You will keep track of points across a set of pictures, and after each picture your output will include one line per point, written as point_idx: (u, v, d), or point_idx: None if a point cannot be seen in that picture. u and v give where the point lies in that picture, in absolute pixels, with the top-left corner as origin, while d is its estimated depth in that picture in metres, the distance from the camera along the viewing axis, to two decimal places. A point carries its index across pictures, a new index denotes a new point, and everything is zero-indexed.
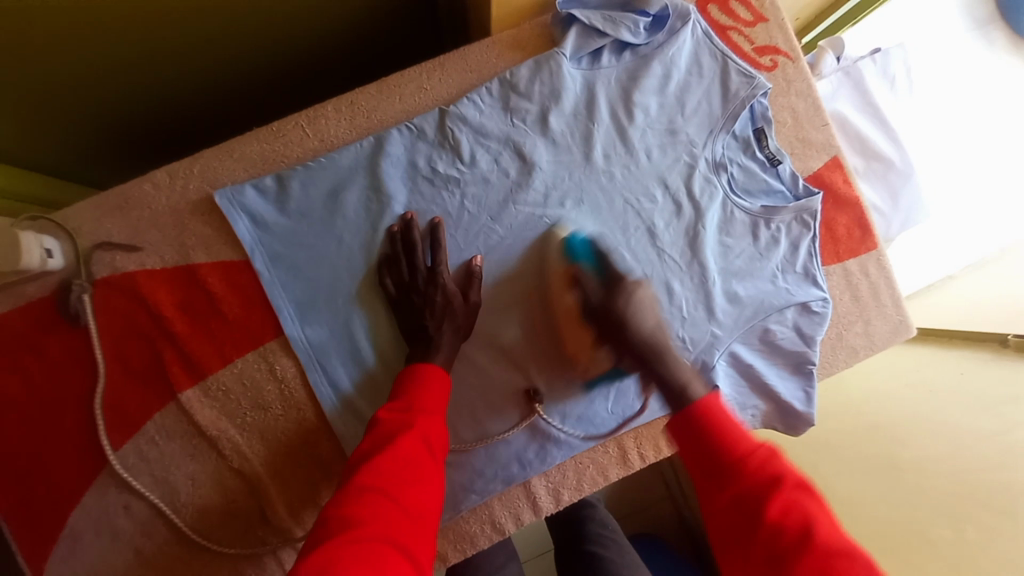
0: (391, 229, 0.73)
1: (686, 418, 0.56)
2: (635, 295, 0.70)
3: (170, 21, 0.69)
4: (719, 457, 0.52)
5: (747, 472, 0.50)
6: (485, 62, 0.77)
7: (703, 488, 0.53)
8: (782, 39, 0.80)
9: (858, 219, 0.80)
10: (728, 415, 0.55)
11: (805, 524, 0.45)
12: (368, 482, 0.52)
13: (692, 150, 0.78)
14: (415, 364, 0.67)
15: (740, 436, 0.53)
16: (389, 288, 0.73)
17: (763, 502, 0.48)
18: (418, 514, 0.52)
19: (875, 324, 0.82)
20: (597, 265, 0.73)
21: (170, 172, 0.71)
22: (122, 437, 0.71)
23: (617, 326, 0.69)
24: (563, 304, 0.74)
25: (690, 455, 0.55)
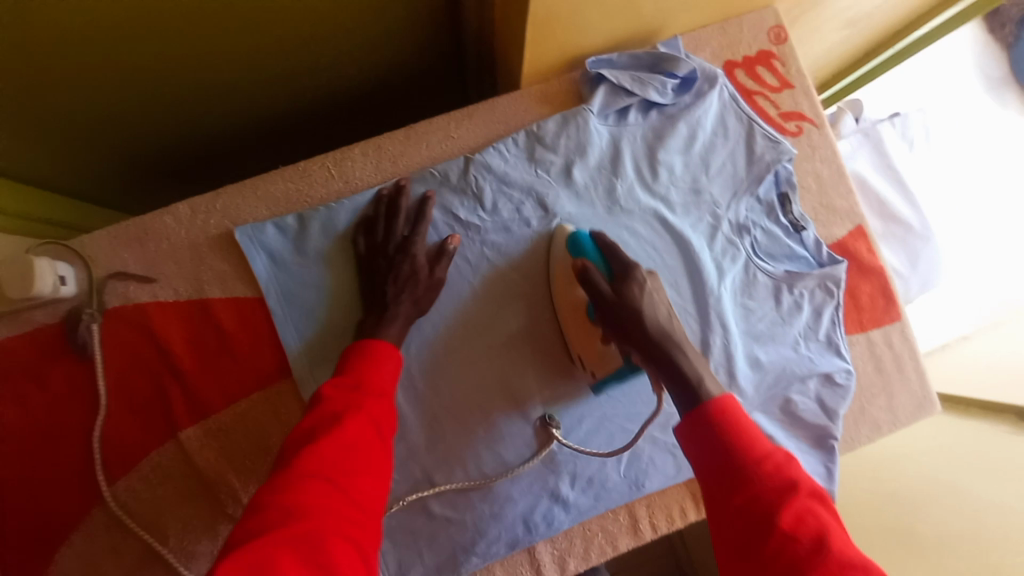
0: (381, 190, 0.72)
1: (702, 413, 0.55)
2: (646, 289, 0.66)
3: (207, 62, 0.70)
4: (735, 456, 0.52)
5: (765, 477, 0.50)
6: (513, 113, 0.77)
7: (709, 488, 0.53)
8: (808, 105, 0.80)
9: (883, 288, 0.79)
10: (745, 417, 0.55)
11: (819, 532, 0.47)
12: (315, 467, 0.54)
13: (716, 211, 0.77)
14: (367, 338, 0.67)
15: (758, 438, 0.53)
16: (360, 245, 0.71)
17: (775, 510, 0.48)
18: (360, 495, 0.55)
19: (899, 398, 0.79)
20: (608, 260, 0.68)
21: (192, 207, 0.71)
22: (121, 473, 0.70)
23: (627, 320, 0.64)
24: (570, 299, 0.72)
25: (701, 457, 0.54)
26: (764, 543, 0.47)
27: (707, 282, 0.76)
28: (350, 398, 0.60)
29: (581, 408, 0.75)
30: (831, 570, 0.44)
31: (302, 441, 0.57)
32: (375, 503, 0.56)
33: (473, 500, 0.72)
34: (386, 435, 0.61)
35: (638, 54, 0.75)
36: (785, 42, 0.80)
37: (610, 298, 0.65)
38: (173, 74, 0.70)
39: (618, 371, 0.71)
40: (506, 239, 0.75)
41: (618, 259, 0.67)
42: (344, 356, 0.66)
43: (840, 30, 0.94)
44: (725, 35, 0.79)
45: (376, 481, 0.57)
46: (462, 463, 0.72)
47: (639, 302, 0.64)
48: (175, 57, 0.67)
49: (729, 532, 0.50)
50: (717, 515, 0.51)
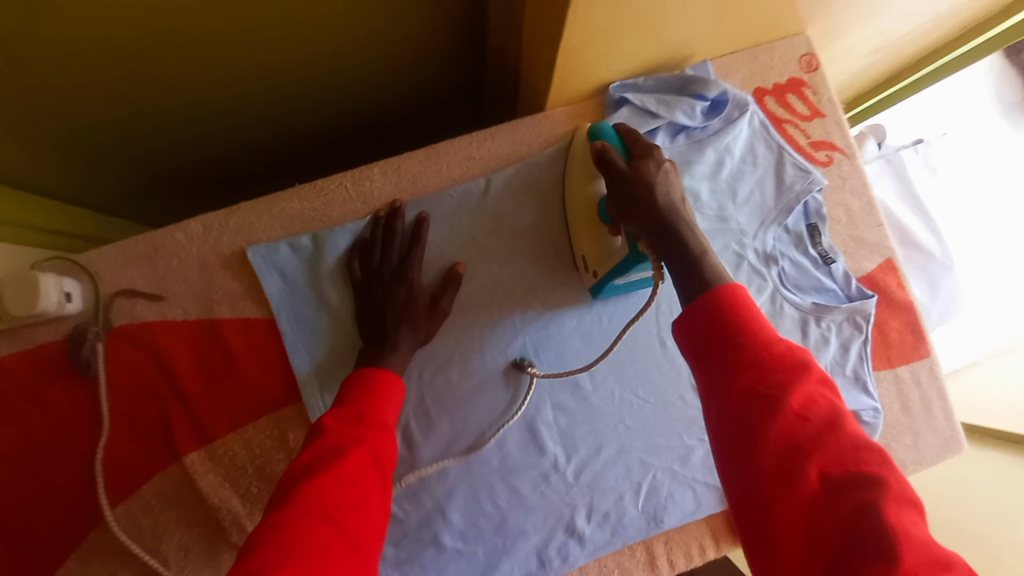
0: (376, 213, 0.70)
1: (705, 300, 0.47)
2: (664, 169, 0.59)
3: (230, 79, 0.69)
4: (742, 345, 0.43)
5: (773, 358, 0.42)
6: (537, 135, 0.75)
7: (707, 375, 0.44)
8: (839, 135, 0.79)
9: (911, 324, 0.77)
10: (752, 306, 0.46)
11: (829, 416, 0.41)
12: (314, 506, 0.50)
13: (742, 240, 0.75)
14: (368, 366, 0.63)
15: (764, 322, 0.45)
16: (355, 271, 0.69)
17: (785, 387, 0.41)
18: (360, 535, 0.51)
19: (925, 437, 0.77)
20: (629, 147, 0.61)
21: (204, 224, 0.69)
22: (121, 497, 0.67)
23: (641, 191, 0.56)
24: (586, 193, 0.69)
25: (703, 340, 0.45)
26: (769, 443, 0.40)
27: None
28: (353, 431, 0.57)
29: (598, 438, 0.73)
30: (842, 462, 0.38)
31: (298, 476, 0.53)
32: (375, 548, 0.52)
33: (486, 534, 0.70)
34: (389, 470, 0.57)
35: (666, 78, 0.73)
36: (817, 68, 0.78)
37: (628, 178, 0.57)
38: (190, 89, 0.68)
39: (620, 266, 0.65)
40: (528, 264, 0.74)
41: (638, 143, 0.61)
42: (344, 387, 0.62)
43: (867, 56, 0.93)
44: (754, 61, 0.78)
45: (378, 521, 0.54)
46: (476, 495, 0.71)
47: (652, 181, 0.57)
48: (198, 71, 0.66)
49: (726, 441, 0.42)
50: (715, 386, 0.44)
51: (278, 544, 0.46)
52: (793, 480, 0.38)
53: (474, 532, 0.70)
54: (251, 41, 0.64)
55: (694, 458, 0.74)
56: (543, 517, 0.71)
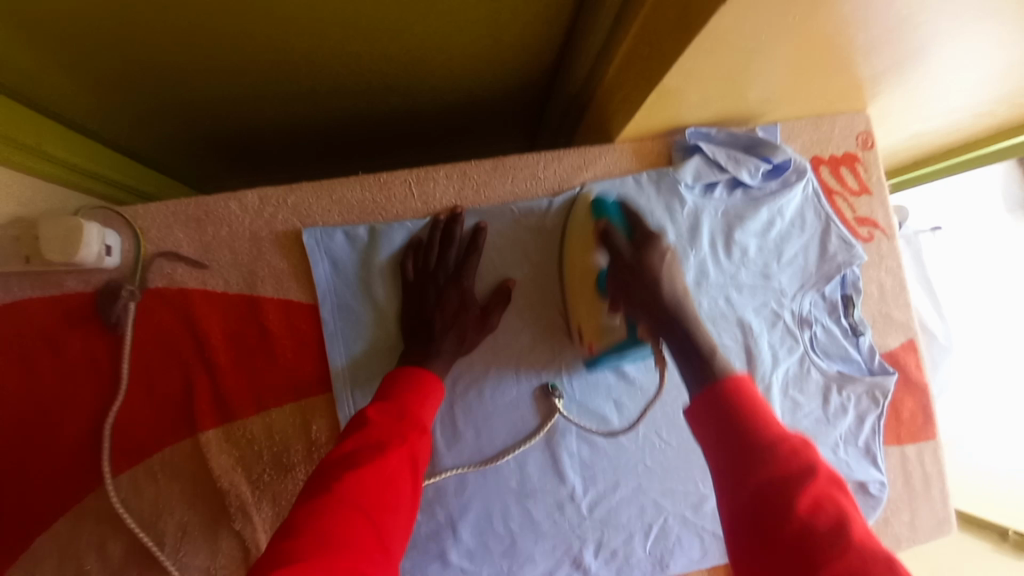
0: (437, 217, 0.70)
1: (717, 395, 0.48)
2: (669, 259, 0.60)
3: (310, 56, 0.66)
4: (750, 442, 0.44)
5: (777, 458, 0.43)
6: (603, 166, 0.76)
7: (718, 467, 0.46)
8: (882, 214, 0.82)
9: (923, 405, 0.80)
10: (762, 401, 0.48)
11: (839, 520, 0.40)
12: (350, 495, 0.49)
13: (780, 300, 0.77)
14: (412, 364, 0.63)
15: (773, 421, 0.46)
16: (407, 272, 0.68)
17: (791, 488, 0.42)
18: (388, 536, 0.50)
19: (921, 515, 0.80)
20: (630, 227, 0.63)
21: (261, 197, 0.67)
22: (127, 464, 0.64)
23: (645, 282, 0.58)
24: (584, 266, 0.67)
25: (711, 438, 0.47)
26: (776, 538, 0.40)
27: (758, 368, 0.76)
28: (394, 429, 0.56)
29: (616, 473, 0.73)
30: (854, 567, 0.37)
31: (337, 465, 0.52)
32: (398, 551, 0.51)
33: (493, 556, 0.70)
34: (423, 475, 0.56)
35: (737, 133, 0.75)
36: (872, 148, 0.82)
37: (632, 266, 0.59)
38: (274, 63, 0.67)
39: (617, 344, 0.66)
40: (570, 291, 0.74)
41: (639, 224, 0.62)
42: (387, 382, 0.61)
43: (905, 140, 0.97)
44: (816, 130, 0.81)
45: (404, 525, 0.52)
46: (489, 515, 0.70)
47: (657, 271, 0.58)
48: (287, 49, 0.65)
49: (737, 534, 0.43)
50: (726, 484, 0.45)
51: (314, 527, 0.46)
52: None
53: (481, 548, 0.70)
54: (351, 32, 0.63)
55: (706, 507, 0.75)
56: (553, 546, 0.71)
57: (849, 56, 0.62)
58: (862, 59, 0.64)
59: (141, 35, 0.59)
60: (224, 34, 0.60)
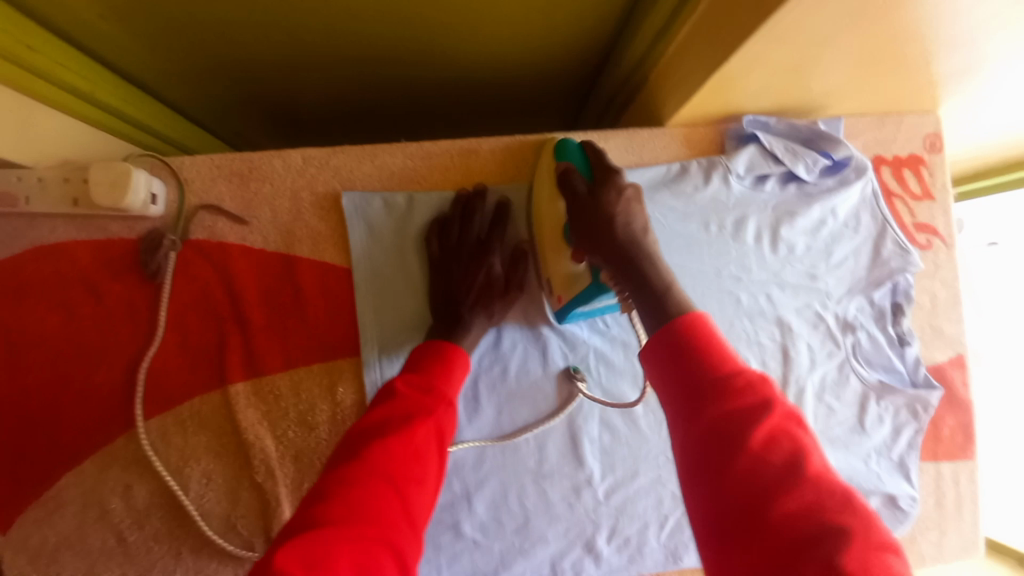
0: (460, 191, 0.68)
1: (673, 333, 0.46)
2: (625, 197, 0.58)
3: (363, 22, 0.65)
4: (704, 380, 0.43)
5: (734, 397, 0.42)
6: (651, 150, 0.73)
7: (675, 403, 0.44)
8: (943, 222, 0.78)
9: (964, 424, 0.77)
10: (717, 338, 0.45)
11: (792, 454, 0.40)
12: (379, 465, 0.49)
13: (825, 303, 0.74)
14: (441, 339, 0.62)
15: (730, 358, 0.44)
16: (435, 245, 0.67)
17: (748, 425, 0.41)
18: (414, 507, 0.50)
19: (949, 536, 0.77)
20: (590, 169, 0.61)
21: (304, 157, 0.66)
22: (159, 410, 0.66)
23: (598, 217, 0.57)
24: (551, 213, 0.63)
25: (667, 380, 0.45)
26: (733, 475, 0.39)
27: (793, 370, 0.73)
28: (421, 402, 0.56)
29: (636, 463, 0.72)
30: (807, 502, 0.37)
31: (366, 434, 0.52)
32: (425, 523, 0.51)
33: (506, 531, 0.71)
34: (448, 449, 0.56)
35: (799, 124, 0.71)
36: (939, 150, 0.77)
37: (587, 203, 0.58)
38: (323, 27, 0.66)
39: (584, 293, 0.62)
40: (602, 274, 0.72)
41: (602, 164, 0.61)
42: (416, 355, 0.61)
43: (971, 149, 0.91)
44: (882, 128, 0.76)
45: (430, 497, 0.52)
46: (505, 492, 0.71)
47: (612, 209, 0.57)
48: (338, 12, 0.63)
49: (696, 474, 0.41)
50: (681, 421, 0.44)
51: (344, 494, 0.47)
52: (758, 516, 0.37)
53: (495, 525, 0.71)
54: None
55: None
56: (567, 529, 0.71)
57: (932, 51, 0.57)
58: (942, 56, 0.59)
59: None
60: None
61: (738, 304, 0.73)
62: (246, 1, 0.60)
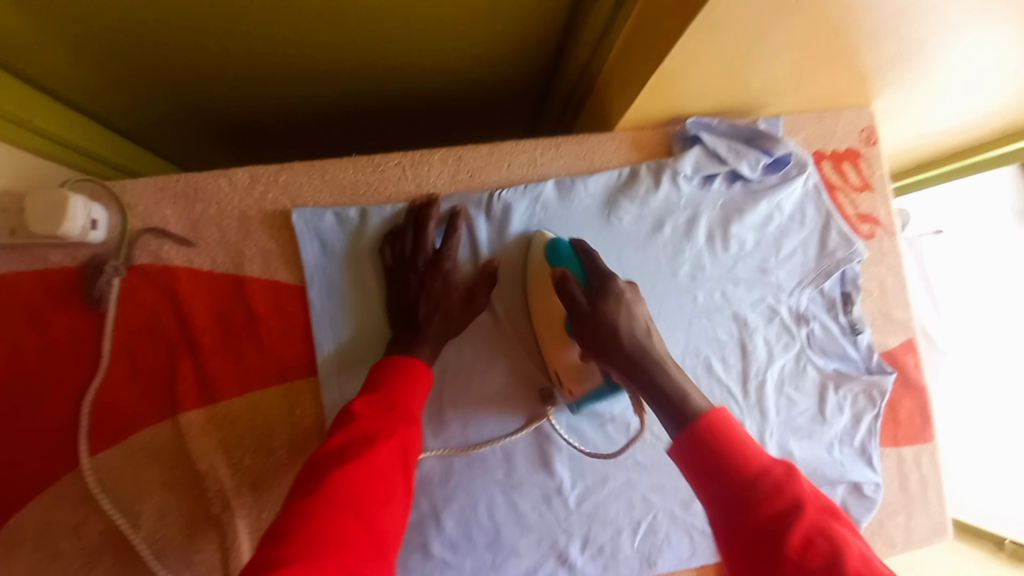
0: (412, 202, 0.68)
1: (693, 434, 0.49)
2: (624, 302, 0.60)
3: (308, 39, 0.66)
4: (734, 485, 0.45)
5: (764, 498, 0.44)
6: (600, 154, 0.75)
7: (716, 513, 0.46)
8: (884, 211, 0.81)
9: (921, 407, 0.79)
10: (741, 435, 0.49)
11: (830, 553, 0.40)
12: (342, 492, 0.46)
13: (778, 295, 0.76)
14: (400, 353, 0.60)
15: (756, 456, 0.47)
16: (388, 258, 0.66)
17: (783, 525, 0.42)
18: (383, 532, 0.46)
19: (918, 519, 0.78)
20: (586, 272, 0.62)
21: (251, 175, 0.66)
22: (105, 444, 0.63)
23: (602, 333, 0.58)
24: (551, 310, 0.66)
25: (700, 482, 0.48)
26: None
27: (752, 364, 0.74)
28: (382, 420, 0.52)
29: (605, 468, 0.72)
30: None
31: (326, 459, 0.48)
32: (394, 547, 0.47)
33: (477, 547, 0.69)
34: (414, 465, 0.53)
35: (739, 124, 0.74)
36: (875, 143, 0.81)
37: (587, 317, 0.59)
38: (273, 46, 0.66)
39: (596, 390, 0.63)
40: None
41: (596, 270, 0.61)
42: (374, 372, 0.58)
43: (911, 142, 0.96)
44: (821, 124, 0.80)
45: (397, 519, 0.49)
46: (475, 505, 0.69)
47: (615, 319, 0.58)
48: (287, 29, 0.63)
49: None
50: (724, 529, 0.45)
51: (305, 523, 0.42)
52: None
53: (466, 540, 0.69)
54: (352, 14, 0.62)
55: (696, 504, 0.74)
56: (541, 541, 0.70)
57: (854, 45, 0.61)
58: (866, 50, 0.62)
59: (136, 10, 0.58)
60: (212, 12, 0.59)
61: (696, 302, 0.74)
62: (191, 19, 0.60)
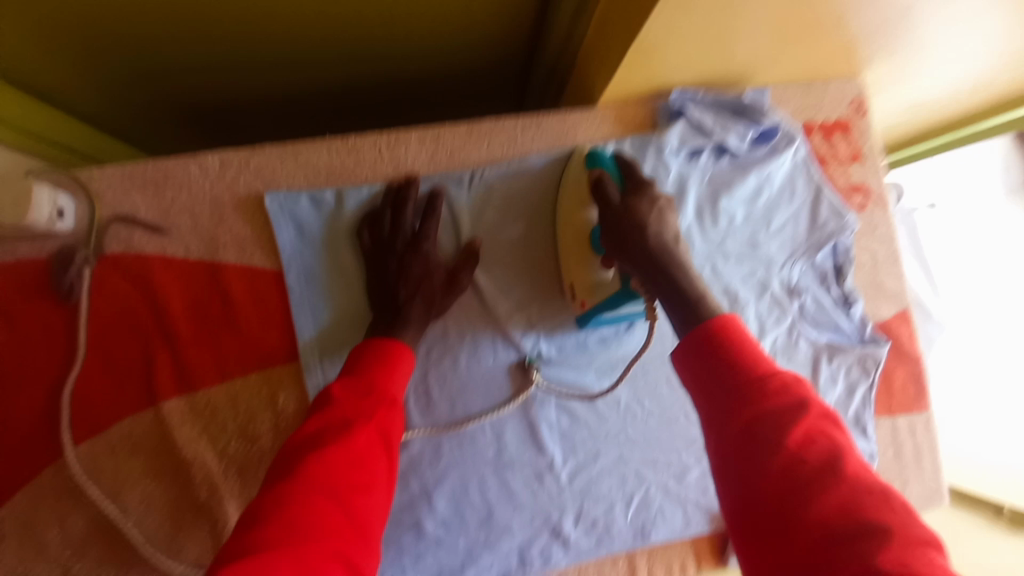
0: (390, 182, 0.67)
1: (705, 338, 0.47)
2: (658, 206, 0.60)
3: (276, 16, 0.64)
4: (733, 382, 0.44)
5: (767, 394, 0.42)
6: (583, 129, 0.73)
7: (708, 410, 0.45)
8: (875, 181, 0.80)
9: (915, 376, 0.78)
10: (751, 341, 0.46)
11: (827, 453, 0.39)
12: (319, 477, 0.45)
13: (768, 269, 0.74)
14: (379, 336, 0.59)
15: (764, 360, 0.45)
16: (366, 242, 0.65)
17: (782, 424, 0.41)
18: (364, 515, 0.46)
19: (913, 488, 0.77)
20: (624, 179, 0.62)
21: (222, 160, 0.64)
22: (88, 435, 0.62)
23: (629, 227, 0.58)
24: (577, 221, 0.65)
25: (702, 380, 0.46)
26: (765, 479, 0.39)
27: None
28: (361, 404, 0.51)
29: (597, 444, 0.71)
30: (843, 500, 0.37)
31: (301, 447, 0.47)
32: (377, 530, 0.47)
33: (469, 527, 0.68)
34: (396, 449, 0.52)
35: (723, 98, 0.72)
36: (866, 113, 0.79)
37: (617, 213, 0.58)
38: (240, 23, 0.64)
39: (609, 299, 0.63)
40: (542, 254, 0.70)
41: (635, 177, 0.61)
42: (354, 355, 0.57)
43: (902, 114, 0.94)
44: (809, 94, 0.78)
45: (379, 504, 0.48)
46: (465, 485, 0.68)
47: (645, 220, 0.58)
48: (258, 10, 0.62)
49: (726, 475, 0.42)
50: (713, 425, 0.44)
51: (277, 515, 0.41)
52: (792, 515, 0.38)
53: (458, 524, 0.68)
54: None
55: (690, 477, 0.73)
56: (534, 517, 0.69)
57: (842, 11, 0.58)
58: (854, 16, 0.60)
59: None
60: None
61: None
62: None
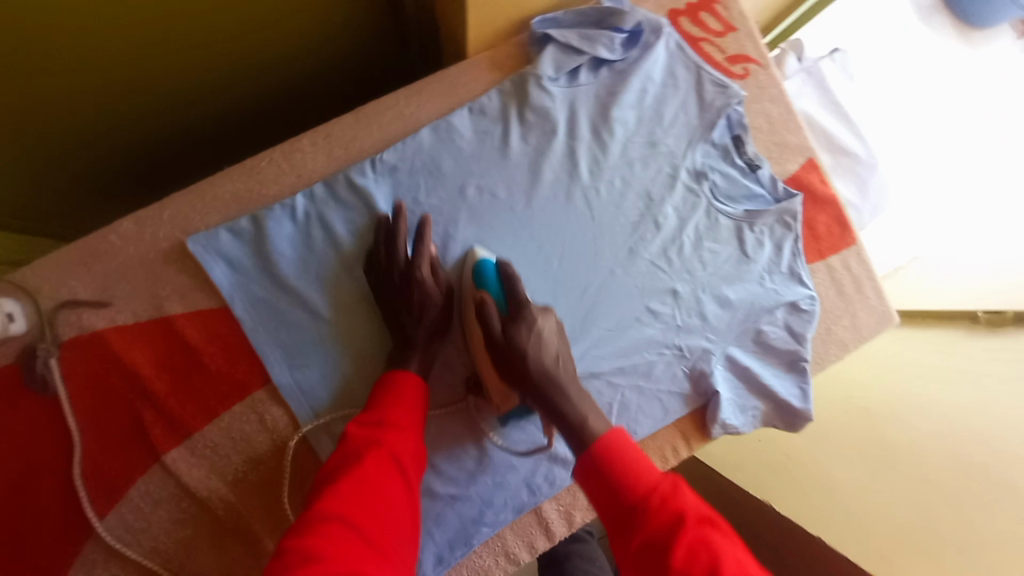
0: (380, 216, 0.71)
1: (592, 459, 0.57)
2: (536, 329, 0.64)
3: (146, 63, 0.68)
4: (624, 501, 0.53)
5: (652, 514, 0.51)
6: (462, 84, 0.76)
7: (613, 532, 0.54)
8: (752, 46, 0.82)
9: (837, 216, 0.83)
10: (635, 454, 0.56)
11: (710, 563, 0.46)
12: (340, 509, 0.52)
13: (673, 161, 0.78)
14: (395, 369, 0.65)
15: (647, 472, 0.54)
16: (366, 282, 0.70)
17: (668, 541, 0.49)
18: (387, 536, 0.53)
19: (862, 315, 0.83)
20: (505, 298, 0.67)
21: (136, 222, 0.68)
22: (110, 506, 0.66)
23: (513, 361, 0.64)
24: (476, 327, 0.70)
25: (598, 501, 0.55)
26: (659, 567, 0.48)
27: (667, 231, 0.77)
28: (375, 435, 0.58)
29: None
30: None
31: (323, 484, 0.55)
32: (401, 546, 0.54)
33: (476, 474, 0.74)
34: (409, 469, 0.58)
35: (583, 11, 0.75)
36: None
37: (499, 342, 0.64)
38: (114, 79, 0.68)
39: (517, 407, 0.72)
40: (460, 212, 0.73)
41: (513, 295, 0.65)
42: (375, 391, 0.64)
43: None
44: None
45: (405, 520, 0.55)
46: (461, 440, 0.74)
47: (525, 349, 0.63)
48: (122, 53, 0.66)
49: None
50: (621, 510, 0.53)
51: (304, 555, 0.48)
52: None
53: (465, 473, 0.74)
54: None
55: (657, 371, 0.75)
56: (530, 447, 0.76)
57: None
58: None
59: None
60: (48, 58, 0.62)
61: (600, 195, 0.76)
62: (13, 64, 0.61)
